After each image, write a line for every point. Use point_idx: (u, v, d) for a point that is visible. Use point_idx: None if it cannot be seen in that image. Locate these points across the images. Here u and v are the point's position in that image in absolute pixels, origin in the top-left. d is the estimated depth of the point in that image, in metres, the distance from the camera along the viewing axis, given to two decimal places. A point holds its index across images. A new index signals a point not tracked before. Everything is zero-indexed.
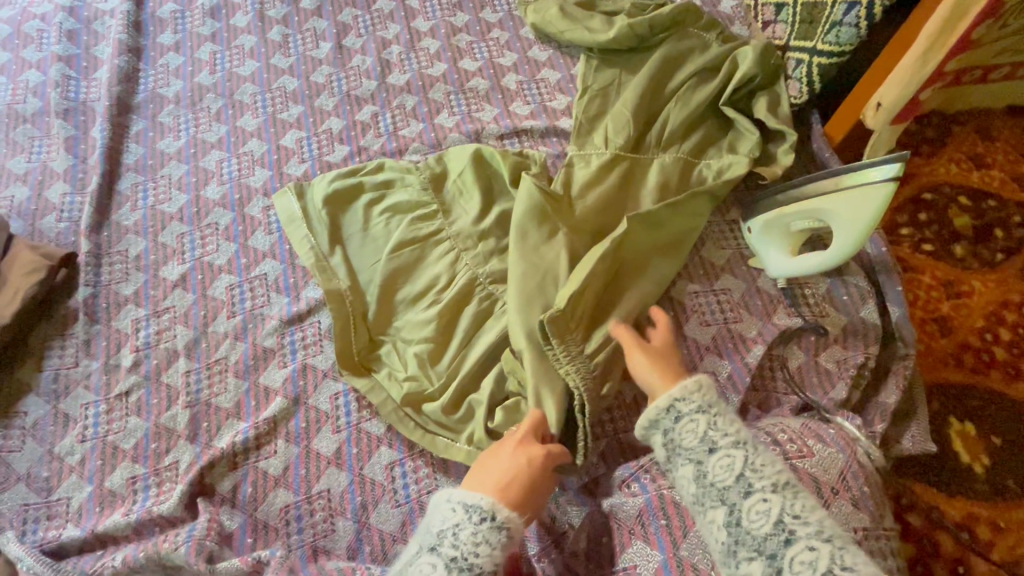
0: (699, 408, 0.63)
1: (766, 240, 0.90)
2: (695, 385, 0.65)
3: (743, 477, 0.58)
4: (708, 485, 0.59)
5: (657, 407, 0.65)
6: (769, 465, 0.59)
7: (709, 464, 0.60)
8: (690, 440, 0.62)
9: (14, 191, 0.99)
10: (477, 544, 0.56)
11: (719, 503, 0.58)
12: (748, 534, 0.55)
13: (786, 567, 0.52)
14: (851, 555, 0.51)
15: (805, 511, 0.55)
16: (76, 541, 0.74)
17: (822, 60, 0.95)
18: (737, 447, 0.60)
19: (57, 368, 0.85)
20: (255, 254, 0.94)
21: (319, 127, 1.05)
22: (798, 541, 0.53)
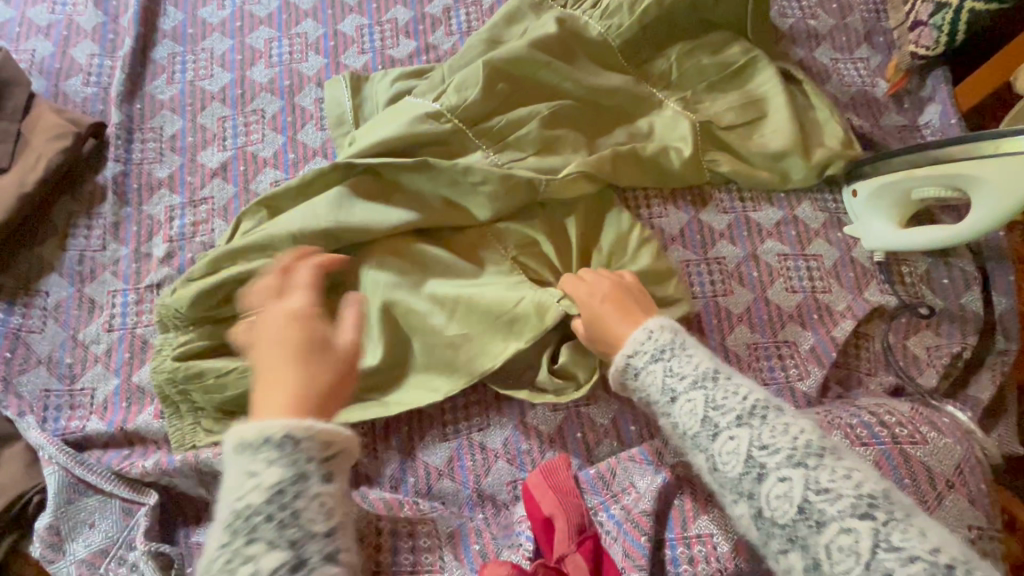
0: (654, 356, 0.52)
1: (872, 208, 0.81)
2: (646, 333, 0.54)
3: (706, 418, 0.47)
4: (679, 434, 0.49)
5: (617, 371, 0.55)
6: (731, 395, 0.47)
7: (674, 414, 0.49)
8: (651, 392, 0.51)
9: (35, 45, 0.87)
10: (240, 486, 0.38)
11: (695, 452, 0.48)
12: (721, 477, 0.46)
13: (764, 507, 0.43)
14: (826, 471, 0.42)
15: (777, 438, 0.44)
16: (102, 436, 0.69)
17: (977, 6, 0.82)
18: (696, 386, 0.48)
19: (83, 249, 0.77)
20: (305, 150, 0.84)
21: (383, 15, 0.92)
22: (770, 473, 0.43)
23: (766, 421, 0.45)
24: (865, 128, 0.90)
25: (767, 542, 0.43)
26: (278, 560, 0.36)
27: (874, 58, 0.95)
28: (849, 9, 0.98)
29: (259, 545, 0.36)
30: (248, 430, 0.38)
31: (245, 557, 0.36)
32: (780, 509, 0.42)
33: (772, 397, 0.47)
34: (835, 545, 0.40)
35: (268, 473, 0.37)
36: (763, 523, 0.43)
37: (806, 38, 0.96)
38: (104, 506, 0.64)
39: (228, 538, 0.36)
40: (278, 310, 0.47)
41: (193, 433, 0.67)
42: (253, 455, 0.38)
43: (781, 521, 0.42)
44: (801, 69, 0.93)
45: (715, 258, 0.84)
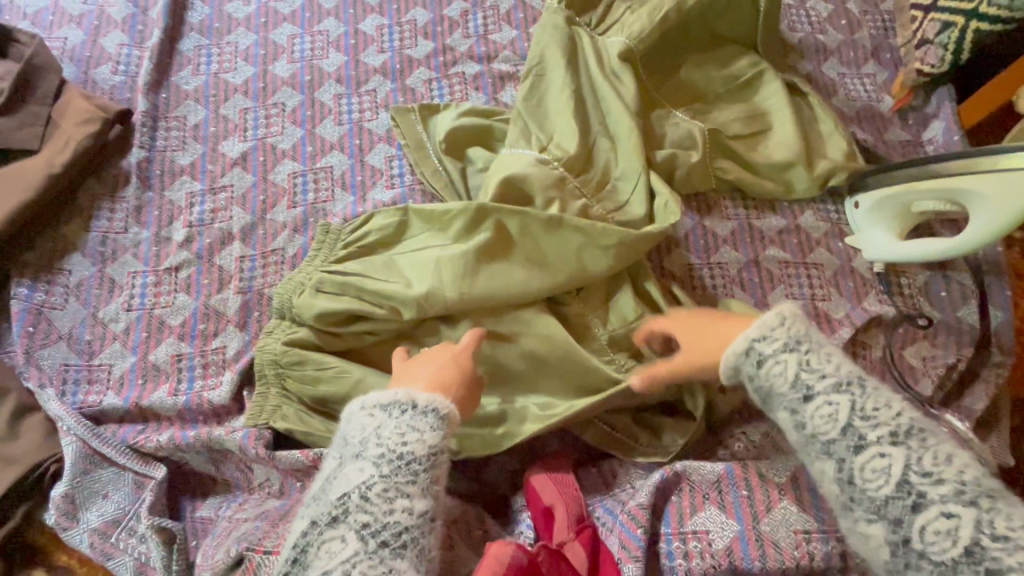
0: (783, 345, 0.56)
1: (873, 219, 0.83)
2: (778, 319, 0.57)
3: (853, 429, 0.51)
4: (810, 437, 0.53)
5: (735, 352, 0.58)
6: (881, 408, 0.52)
7: (807, 414, 0.53)
8: (782, 386, 0.55)
9: (67, 34, 0.90)
10: (404, 435, 0.55)
11: (827, 458, 0.52)
12: (863, 493, 0.50)
13: (913, 535, 0.47)
14: (1001, 516, 0.45)
15: (940, 467, 0.48)
16: (118, 411, 0.71)
17: (982, 26, 0.85)
18: (838, 393, 0.53)
19: (105, 231, 0.80)
20: (322, 143, 0.86)
21: (403, 16, 0.95)
22: (929, 504, 0.47)
23: (925, 446, 0.49)
24: (869, 141, 0.92)
25: (908, 568, 0.47)
26: (427, 504, 0.53)
27: (880, 74, 0.97)
28: (857, 25, 1.00)
29: (415, 488, 0.53)
30: (425, 397, 0.57)
31: (403, 493, 0.53)
32: (937, 542, 0.46)
33: (920, 421, 0.52)
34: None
35: (430, 436, 0.56)
36: (909, 551, 0.47)
37: (814, 52, 0.98)
38: (118, 478, 0.67)
39: (391, 473, 0.53)
40: (450, 345, 0.66)
41: (271, 412, 0.69)
42: (421, 418, 0.57)
43: (936, 553, 0.46)
44: (808, 81, 0.95)
45: (717, 264, 0.85)
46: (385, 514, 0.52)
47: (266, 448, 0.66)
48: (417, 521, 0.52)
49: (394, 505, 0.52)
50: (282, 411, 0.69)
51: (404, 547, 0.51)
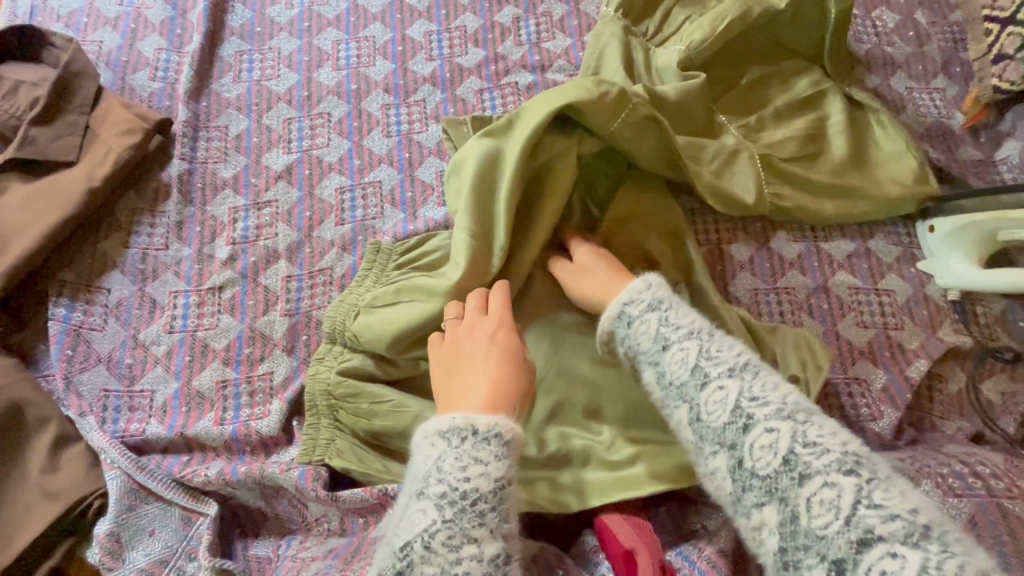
0: (649, 306, 0.55)
1: (951, 245, 0.79)
2: (645, 284, 0.57)
3: (699, 368, 0.50)
4: (704, 428, 0.48)
5: (610, 317, 0.58)
6: (724, 350, 0.50)
7: (701, 402, 0.48)
8: (680, 373, 0.50)
9: (103, 37, 0.86)
10: (468, 468, 0.48)
11: (719, 449, 0.46)
12: (753, 477, 0.44)
13: (746, 455, 0.45)
14: (815, 428, 0.44)
15: (767, 393, 0.47)
16: (162, 440, 0.67)
17: None
18: (731, 376, 0.48)
19: (146, 247, 0.76)
20: (370, 156, 0.82)
21: (452, 22, 0.91)
22: (814, 476, 0.41)
23: (757, 377, 0.48)
24: (941, 160, 0.88)
25: (745, 492, 0.45)
26: (498, 548, 0.46)
27: (949, 89, 0.93)
28: (926, 37, 0.96)
29: (482, 530, 0.46)
30: (485, 419, 0.50)
31: (470, 538, 0.45)
32: (762, 458, 0.44)
33: (759, 360, 0.50)
34: (817, 497, 0.41)
35: (495, 468, 0.48)
36: (745, 473, 0.45)
37: (882, 65, 0.94)
38: (164, 513, 0.63)
39: (455, 517, 0.46)
40: (487, 339, 0.59)
41: (325, 446, 0.65)
42: (482, 447, 0.49)
43: (762, 469, 0.44)
44: (875, 96, 0.91)
45: (785, 289, 0.81)
46: (454, 565, 0.44)
47: (326, 489, 0.62)
48: (489, 570, 0.45)
49: (462, 554, 0.45)
50: (335, 446, 0.65)
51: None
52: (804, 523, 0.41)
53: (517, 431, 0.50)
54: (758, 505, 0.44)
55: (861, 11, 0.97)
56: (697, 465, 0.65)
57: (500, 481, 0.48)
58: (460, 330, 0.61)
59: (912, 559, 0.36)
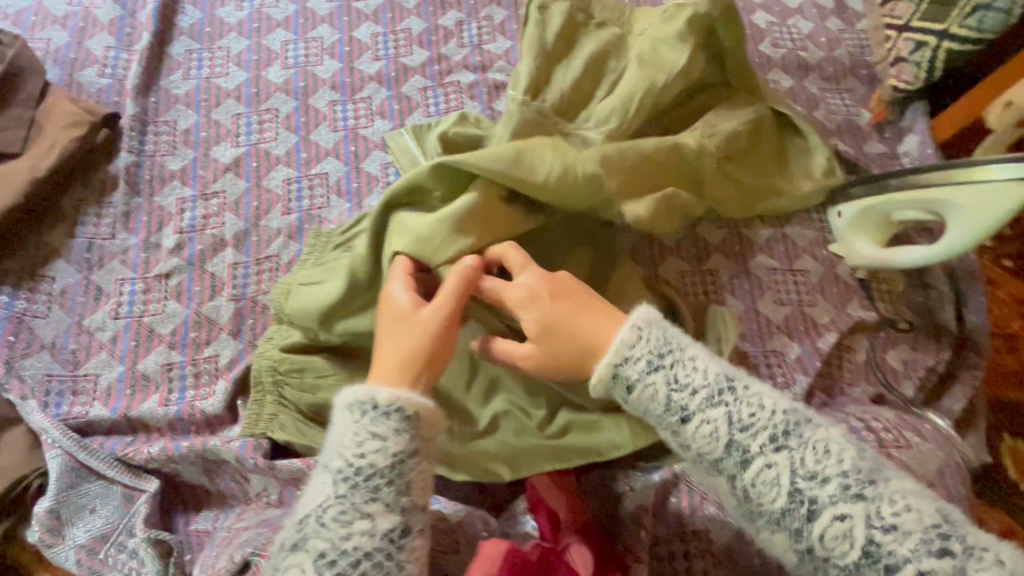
0: (648, 363, 0.52)
1: (856, 229, 0.84)
2: (635, 334, 0.53)
3: (735, 444, 0.48)
4: (758, 509, 0.48)
5: (604, 380, 0.53)
6: (757, 413, 0.49)
7: (748, 481, 0.48)
8: (713, 451, 0.49)
9: (51, 35, 0.88)
10: (363, 444, 0.49)
11: (781, 530, 0.47)
12: (828, 561, 0.45)
13: (816, 543, 0.45)
14: (885, 502, 0.44)
15: (821, 464, 0.46)
16: (106, 422, 0.69)
17: (954, 45, 0.89)
18: (777, 453, 0.47)
19: (92, 236, 0.78)
20: (317, 150, 0.86)
21: (397, 25, 0.96)
22: (901, 562, 0.43)
23: (805, 442, 0.47)
24: (848, 152, 0.96)
25: (818, 574, 0.46)
26: (393, 523, 0.48)
27: (858, 90, 1.01)
28: (836, 42, 1.04)
29: (377, 505, 0.48)
30: (386, 395, 0.51)
31: (362, 514, 0.48)
32: (837, 547, 0.44)
33: (795, 414, 0.49)
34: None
35: (393, 443, 0.50)
36: (815, 558, 0.46)
37: (796, 67, 1.02)
38: (105, 492, 0.64)
39: (348, 493, 0.48)
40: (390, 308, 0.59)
41: (268, 421, 0.67)
42: (381, 422, 0.50)
43: (839, 557, 0.44)
44: (790, 96, 0.99)
45: (709, 271, 0.88)
46: (344, 540, 0.47)
47: (264, 458, 0.65)
48: (382, 544, 0.47)
49: (354, 529, 0.47)
50: (278, 420, 0.67)
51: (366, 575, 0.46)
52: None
53: (418, 405, 0.51)
54: None
55: (778, 20, 1.06)
56: (622, 440, 0.67)
57: (396, 455, 0.49)
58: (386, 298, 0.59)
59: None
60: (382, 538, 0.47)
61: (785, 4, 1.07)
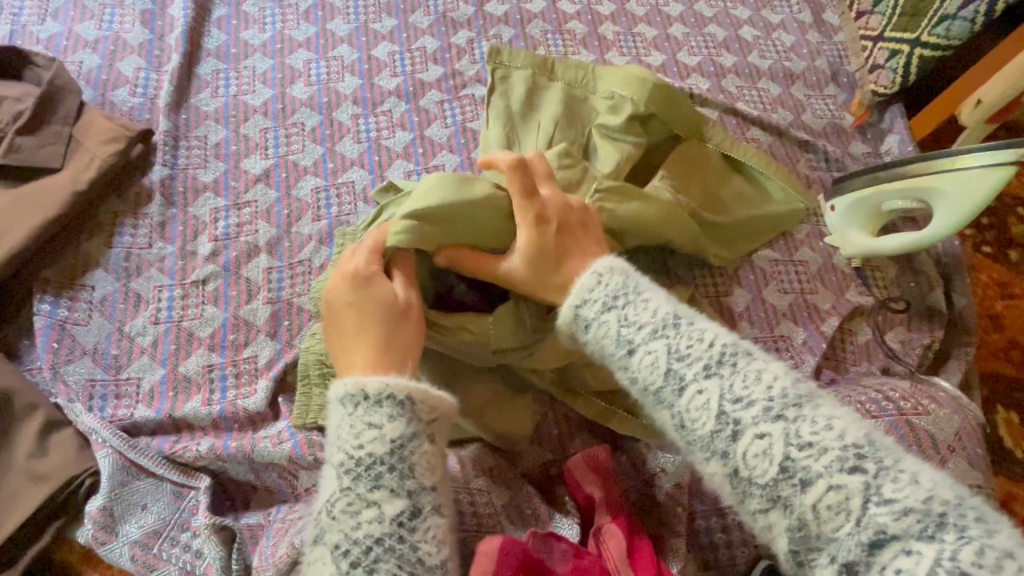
0: (603, 305, 0.50)
1: (848, 220, 0.90)
2: (595, 279, 0.52)
3: (672, 372, 0.44)
4: (690, 436, 0.44)
5: (564, 321, 0.52)
6: (694, 343, 0.45)
7: (682, 409, 0.44)
8: (654, 381, 0.45)
9: (82, 58, 0.92)
10: (361, 434, 0.46)
11: (710, 456, 0.43)
12: (752, 485, 0.41)
13: (740, 464, 0.41)
14: (807, 423, 0.40)
15: (749, 389, 0.42)
16: (150, 423, 0.70)
17: (925, 52, 0.97)
18: (710, 377, 0.43)
19: (130, 246, 0.80)
20: (343, 160, 0.90)
21: (413, 44, 1.01)
22: (816, 479, 0.38)
23: (737, 370, 0.43)
24: (836, 152, 1.03)
25: (746, 497, 0.42)
26: (401, 506, 0.44)
27: (840, 95, 1.10)
28: (816, 53, 1.13)
29: (382, 492, 0.44)
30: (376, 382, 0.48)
31: (369, 502, 0.44)
32: (759, 466, 0.40)
33: (739, 344, 0.45)
34: (822, 503, 0.38)
35: (390, 429, 0.46)
36: (742, 480, 0.41)
37: (783, 76, 1.10)
38: (156, 489, 0.67)
39: (351, 484, 0.45)
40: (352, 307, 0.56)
41: (318, 411, 0.67)
42: (376, 411, 0.47)
43: (760, 476, 0.40)
44: (778, 104, 1.07)
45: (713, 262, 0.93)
46: (354, 529, 0.43)
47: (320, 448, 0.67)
48: (390, 529, 0.43)
49: (362, 517, 0.43)
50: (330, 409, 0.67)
51: (380, 559, 0.42)
52: (813, 527, 0.38)
53: (409, 389, 0.48)
54: (763, 510, 0.41)
55: (764, 34, 1.14)
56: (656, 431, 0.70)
57: (396, 439, 0.46)
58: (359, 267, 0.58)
59: (927, 555, 0.34)
60: (392, 520, 0.43)
61: (768, 20, 1.16)
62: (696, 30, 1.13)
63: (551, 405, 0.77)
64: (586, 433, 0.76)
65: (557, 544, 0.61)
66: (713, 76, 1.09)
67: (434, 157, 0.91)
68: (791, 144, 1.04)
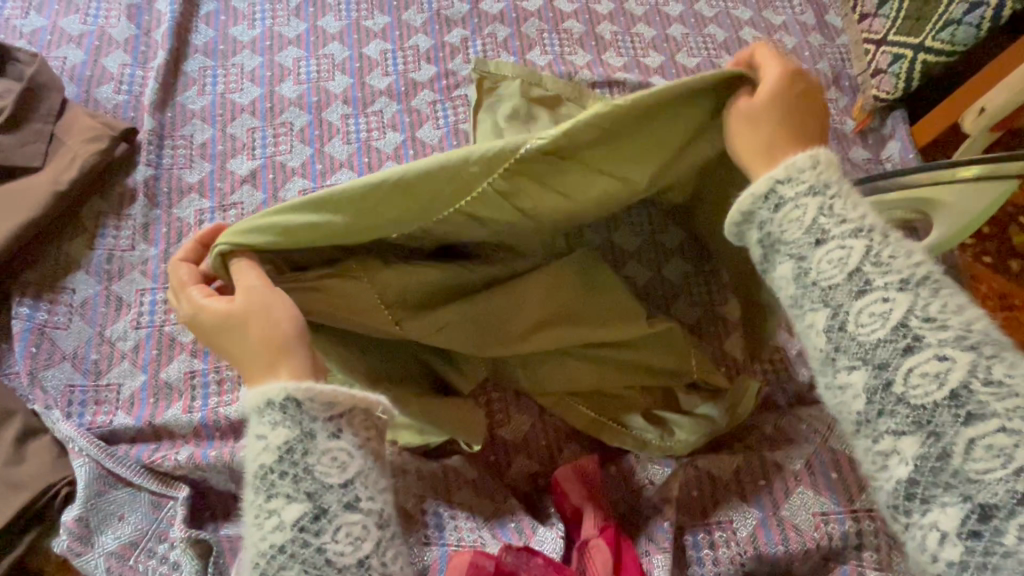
0: (809, 188, 0.46)
1: None
2: (810, 161, 0.47)
3: (859, 272, 0.43)
4: (846, 337, 0.43)
5: (752, 197, 0.48)
6: (900, 255, 0.43)
7: (853, 310, 0.43)
8: (835, 270, 0.44)
9: (66, 53, 0.90)
10: (256, 447, 0.44)
11: (860, 364, 0.42)
12: (902, 402, 0.40)
13: (898, 377, 0.40)
14: (1001, 364, 0.38)
15: (945, 315, 0.41)
16: (129, 430, 0.69)
17: (929, 58, 0.94)
18: (902, 288, 0.42)
19: (111, 248, 0.79)
20: (332, 162, 0.88)
21: (405, 42, 0.99)
22: (985, 418, 0.37)
23: (935, 293, 0.41)
24: (836, 158, 1.01)
25: (881, 415, 0.40)
26: (297, 512, 0.42)
27: (842, 99, 1.07)
28: (818, 56, 1.11)
29: (278, 500, 0.42)
30: (252, 396, 0.45)
31: (269, 513, 0.42)
32: (922, 386, 0.39)
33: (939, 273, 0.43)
34: (984, 440, 0.37)
35: (274, 436, 0.43)
36: (886, 397, 0.40)
37: None
38: (133, 499, 0.65)
39: (253, 496, 0.43)
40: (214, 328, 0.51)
41: None
42: (265, 420, 0.44)
43: (916, 395, 0.39)
44: None
45: None
46: (263, 540, 0.42)
47: None
48: (291, 536, 0.41)
49: (267, 528, 0.42)
50: None
51: (286, 565, 0.41)
52: (953, 464, 0.37)
53: (283, 389, 0.44)
54: (895, 432, 0.40)
55: (765, 36, 1.11)
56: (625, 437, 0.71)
57: (282, 444, 0.43)
58: (192, 305, 0.52)
59: None
60: (291, 529, 0.41)
61: (770, 21, 1.13)
62: (695, 30, 1.10)
63: (540, 416, 0.76)
64: (574, 442, 0.75)
65: (534, 558, 0.58)
66: None
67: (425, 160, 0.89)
68: None
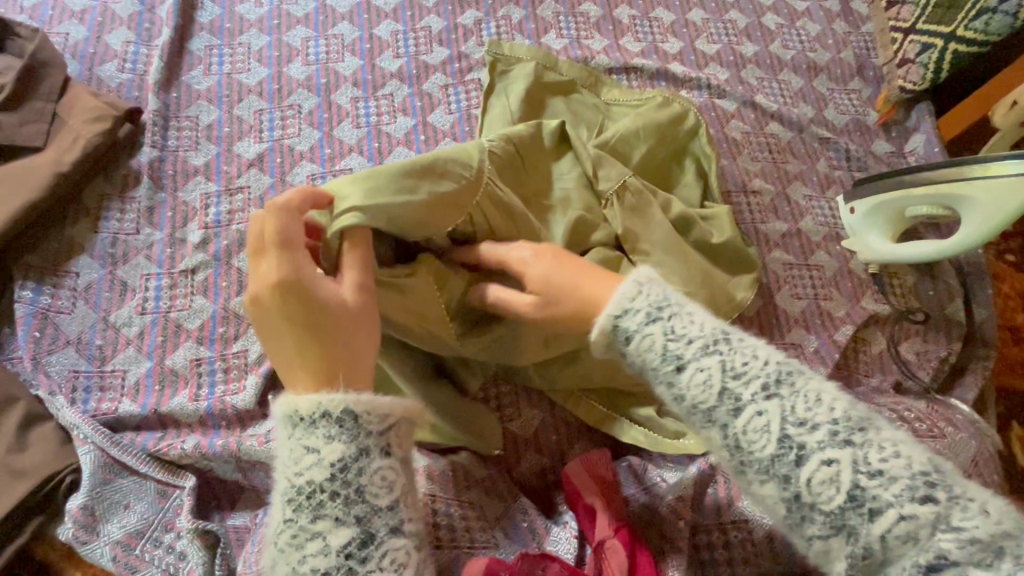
0: (647, 316, 0.46)
1: (870, 223, 0.85)
2: (635, 286, 0.47)
3: (728, 392, 0.42)
4: (738, 453, 0.42)
5: (601, 334, 0.47)
6: (750, 359, 0.43)
7: (737, 429, 0.42)
8: (703, 397, 0.43)
9: (69, 29, 0.87)
10: (300, 460, 0.43)
11: (767, 478, 0.41)
12: (813, 509, 0.40)
13: (804, 489, 0.40)
14: (874, 449, 0.39)
15: (811, 412, 0.41)
16: (134, 418, 0.68)
17: (960, 48, 0.92)
18: (769, 399, 0.41)
19: (116, 232, 0.77)
20: (341, 146, 0.86)
21: (417, 23, 0.96)
22: (884, 507, 0.38)
23: (797, 390, 0.42)
24: (858, 150, 0.98)
25: (804, 522, 0.40)
26: (346, 537, 0.42)
27: (865, 90, 1.04)
28: (842, 44, 1.07)
29: (325, 522, 0.42)
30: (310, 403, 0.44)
31: (313, 534, 0.42)
32: (824, 492, 0.39)
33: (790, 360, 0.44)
34: (891, 533, 0.38)
35: (328, 452, 0.43)
36: (801, 507, 0.40)
37: (805, 68, 1.05)
38: (139, 487, 0.64)
39: (293, 516, 0.42)
40: (282, 316, 0.47)
41: None
42: (313, 433, 0.43)
43: (825, 503, 0.39)
44: (799, 97, 1.02)
45: None
46: (301, 563, 0.41)
47: None
48: (337, 562, 0.41)
49: (308, 550, 0.42)
50: None
51: None
52: (879, 556, 0.38)
53: (344, 404, 0.43)
54: (820, 536, 0.40)
55: (787, 22, 1.08)
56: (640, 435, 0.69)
57: (330, 461, 0.43)
58: (270, 278, 0.47)
59: None
60: (336, 554, 0.41)
61: (793, 7, 1.09)
62: (716, 16, 1.07)
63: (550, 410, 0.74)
64: (585, 438, 0.73)
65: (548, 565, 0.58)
66: (732, 66, 1.03)
67: (436, 146, 0.87)
68: (811, 140, 0.98)
